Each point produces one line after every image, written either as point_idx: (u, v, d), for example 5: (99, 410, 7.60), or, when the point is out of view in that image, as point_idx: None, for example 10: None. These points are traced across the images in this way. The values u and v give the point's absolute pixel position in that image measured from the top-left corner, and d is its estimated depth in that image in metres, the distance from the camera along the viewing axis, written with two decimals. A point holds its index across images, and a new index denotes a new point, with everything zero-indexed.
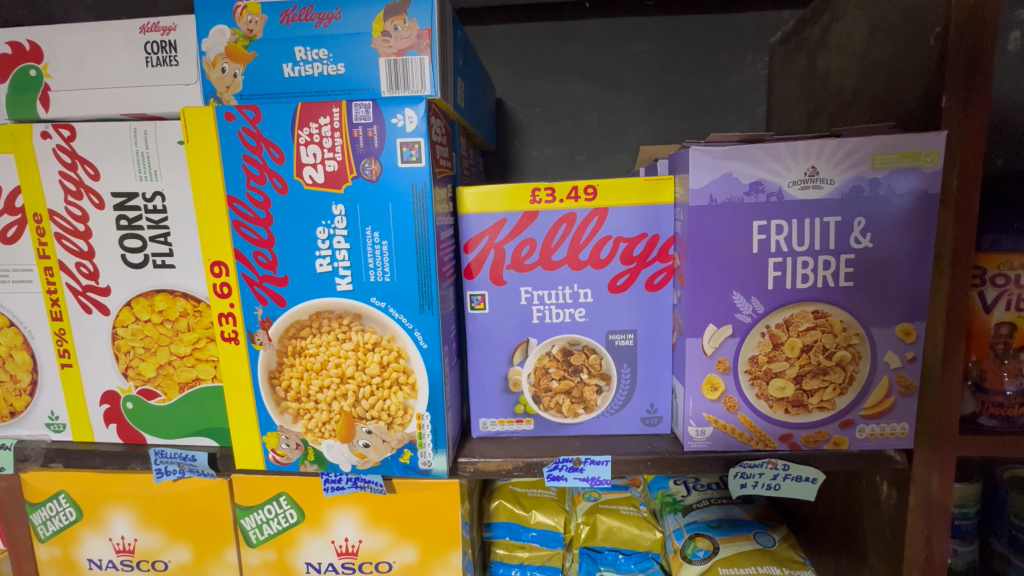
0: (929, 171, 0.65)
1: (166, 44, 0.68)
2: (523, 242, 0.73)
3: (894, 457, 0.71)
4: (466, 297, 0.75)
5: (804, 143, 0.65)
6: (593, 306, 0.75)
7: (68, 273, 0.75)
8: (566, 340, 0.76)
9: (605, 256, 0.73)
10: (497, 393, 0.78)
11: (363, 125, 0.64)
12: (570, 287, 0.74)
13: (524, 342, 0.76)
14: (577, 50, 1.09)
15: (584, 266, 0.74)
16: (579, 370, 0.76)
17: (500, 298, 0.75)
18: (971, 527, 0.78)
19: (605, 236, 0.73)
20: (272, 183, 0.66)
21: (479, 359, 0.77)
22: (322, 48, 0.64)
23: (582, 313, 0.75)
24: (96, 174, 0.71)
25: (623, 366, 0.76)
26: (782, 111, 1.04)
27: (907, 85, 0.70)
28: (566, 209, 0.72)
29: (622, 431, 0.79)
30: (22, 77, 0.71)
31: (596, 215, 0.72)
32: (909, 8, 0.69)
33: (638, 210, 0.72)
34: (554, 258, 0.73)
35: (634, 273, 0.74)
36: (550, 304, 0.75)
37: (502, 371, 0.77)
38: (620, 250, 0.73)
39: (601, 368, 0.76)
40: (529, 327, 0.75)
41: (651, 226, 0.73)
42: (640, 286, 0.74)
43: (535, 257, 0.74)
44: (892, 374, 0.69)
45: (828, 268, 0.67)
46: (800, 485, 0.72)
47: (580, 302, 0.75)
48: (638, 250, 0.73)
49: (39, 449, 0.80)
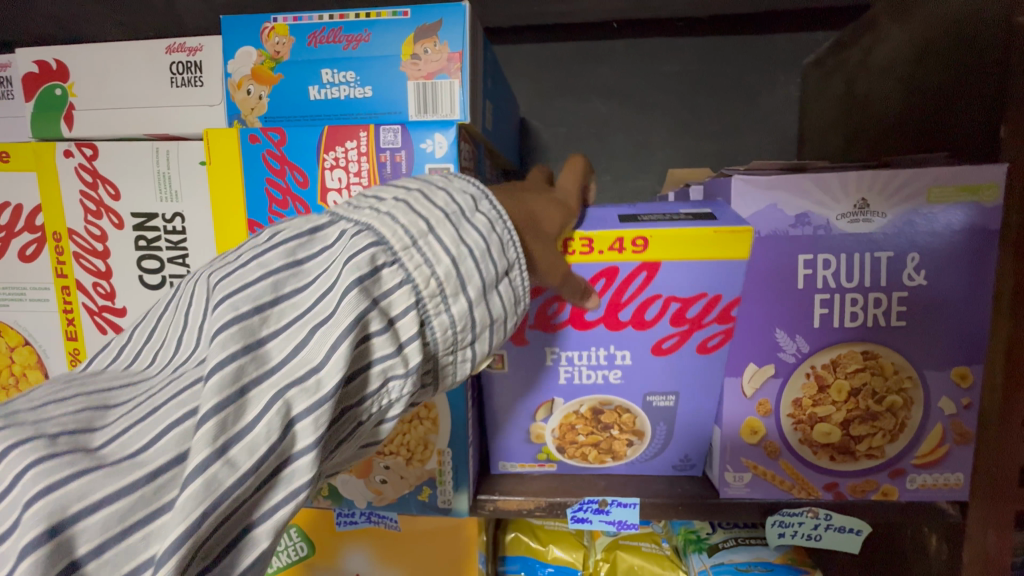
0: (987, 206, 0.60)
1: (192, 64, 0.67)
2: (549, 299, 0.64)
3: (947, 510, 0.67)
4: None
5: (855, 174, 0.61)
6: (630, 367, 0.67)
7: (85, 293, 0.75)
8: (597, 399, 0.69)
9: (651, 317, 0.64)
10: (520, 442, 0.72)
11: (391, 150, 0.61)
12: (605, 348, 0.66)
13: (548, 401, 0.69)
14: (603, 71, 1.07)
15: (623, 326, 0.64)
16: (608, 427, 0.70)
17: (523, 357, 0.67)
18: None
19: (653, 294, 0.62)
20: (295, 208, 0.63)
21: (501, 412, 0.71)
22: (350, 70, 0.62)
23: (617, 374, 0.67)
24: (117, 194, 0.70)
25: (659, 425, 0.70)
26: (816, 134, 1.00)
27: (962, 112, 0.67)
28: (606, 262, 0.60)
29: (651, 474, 0.74)
30: (47, 95, 0.71)
31: (644, 269, 0.61)
32: (962, 34, 0.66)
33: (696, 267, 0.60)
34: (588, 317, 0.64)
35: (684, 336, 0.64)
36: (580, 365, 0.67)
37: (525, 425, 0.71)
38: (670, 310, 0.63)
39: (633, 426, 0.70)
40: (554, 386, 0.68)
41: (713, 285, 0.61)
42: (691, 349, 0.65)
43: (564, 316, 0.65)
44: (946, 422, 0.65)
45: (878, 306, 0.63)
46: (842, 536, 0.69)
47: (615, 364, 0.67)
48: (692, 311, 0.62)
49: None
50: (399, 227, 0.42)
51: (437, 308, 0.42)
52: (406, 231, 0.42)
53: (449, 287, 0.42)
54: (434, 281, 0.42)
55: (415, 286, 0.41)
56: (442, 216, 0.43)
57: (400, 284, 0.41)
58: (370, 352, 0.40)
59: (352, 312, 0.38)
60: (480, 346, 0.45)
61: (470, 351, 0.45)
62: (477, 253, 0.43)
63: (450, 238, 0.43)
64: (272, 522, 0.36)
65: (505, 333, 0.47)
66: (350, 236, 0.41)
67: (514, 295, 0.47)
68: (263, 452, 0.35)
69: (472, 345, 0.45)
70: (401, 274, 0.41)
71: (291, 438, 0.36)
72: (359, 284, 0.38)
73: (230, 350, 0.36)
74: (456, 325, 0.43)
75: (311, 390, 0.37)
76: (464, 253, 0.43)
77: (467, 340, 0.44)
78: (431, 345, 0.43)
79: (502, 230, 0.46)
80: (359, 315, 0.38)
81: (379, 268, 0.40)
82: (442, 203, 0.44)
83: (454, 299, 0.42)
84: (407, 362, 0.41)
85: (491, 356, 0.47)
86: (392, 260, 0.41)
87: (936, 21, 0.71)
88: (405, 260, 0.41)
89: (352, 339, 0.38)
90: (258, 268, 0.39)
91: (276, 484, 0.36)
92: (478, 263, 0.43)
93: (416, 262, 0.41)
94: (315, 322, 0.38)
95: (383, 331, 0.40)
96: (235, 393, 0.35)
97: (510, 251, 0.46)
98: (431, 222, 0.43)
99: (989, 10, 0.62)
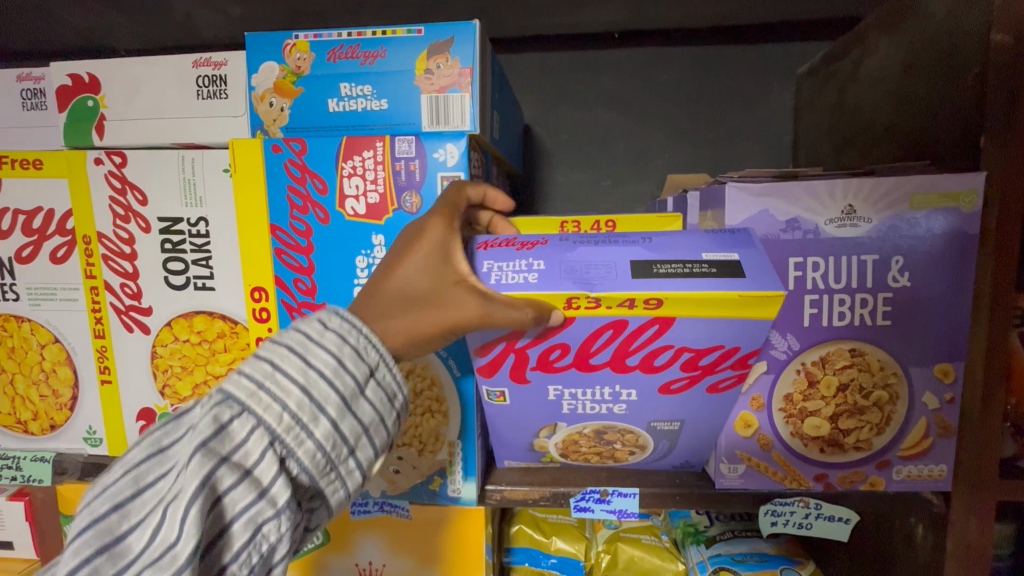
0: (967, 211, 0.64)
1: (217, 78, 0.71)
2: (552, 345, 0.58)
3: (931, 500, 0.71)
4: (484, 389, 0.64)
5: (842, 182, 0.64)
6: (636, 403, 0.63)
7: (113, 294, 0.79)
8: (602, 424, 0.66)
9: (661, 363, 0.59)
10: (521, 451, 0.73)
11: (405, 159, 0.65)
12: (611, 387, 0.61)
13: (551, 425, 0.67)
14: (605, 80, 1.11)
15: (632, 369, 0.60)
16: (611, 442, 0.70)
17: (524, 394, 0.63)
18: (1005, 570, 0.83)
19: (666, 344, 0.57)
20: (315, 214, 0.67)
21: (504, 431, 0.70)
22: (366, 84, 0.66)
23: (622, 407, 0.63)
24: (145, 200, 0.74)
25: (662, 441, 0.69)
26: (809, 141, 1.04)
27: (944, 123, 0.71)
28: (614, 316, 0.55)
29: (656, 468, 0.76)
30: (79, 107, 0.75)
31: (656, 322, 0.56)
32: (944, 49, 0.70)
33: (714, 323, 0.55)
34: (593, 361, 0.59)
35: (694, 379, 0.60)
36: (584, 399, 0.63)
37: (528, 438, 0.70)
38: (682, 358, 0.59)
39: (636, 441, 0.69)
40: (557, 416, 0.65)
41: (731, 339, 0.56)
42: (701, 390, 0.62)
43: (567, 360, 0.59)
44: (929, 416, 0.68)
45: (865, 306, 0.66)
46: (832, 525, 0.73)
47: (621, 399, 0.63)
48: (706, 359, 0.59)
49: (76, 463, 0.84)
50: (244, 378, 0.50)
51: (300, 439, 0.50)
52: (252, 378, 0.50)
53: (307, 415, 0.50)
54: (288, 415, 0.50)
55: (268, 426, 0.49)
56: (287, 352, 0.52)
57: (254, 430, 0.48)
58: (235, 503, 0.46)
59: (197, 476, 0.44)
60: (360, 453, 0.53)
61: (351, 461, 0.53)
62: (327, 372, 0.52)
63: (297, 370, 0.51)
64: None
65: (381, 431, 0.55)
66: (203, 401, 0.49)
67: (383, 396, 0.56)
68: None
69: (353, 455, 0.53)
70: (251, 422, 0.48)
71: None
72: (202, 451, 0.45)
73: (86, 554, 0.41)
74: (324, 444, 0.51)
75: (165, 568, 0.42)
76: (314, 379, 0.51)
77: (343, 453, 0.52)
78: (303, 471, 0.50)
79: (356, 339, 0.54)
80: (202, 479, 0.44)
81: (227, 424, 0.47)
82: (289, 341, 0.52)
83: (315, 423, 0.51)
84: (276, 500, 0.47)
85: (377, 456, 0.55)
86: (239, 413, 0.48)
87: (921, 36, 0.75)
88: (255, 406, 0.49)
89: (201, 503, 0.43)
90: (120, 466, 0.46)
91: None
92: (330, 382, 0.52)
93: (267, 404, 0.49)
94: (168, 499, 0.44)
95: (237, 483, 0.46)
96: None
97: (370, 355, 0.55)
98: (275, 360, 0.51)
99: (969, 28, 0.66)
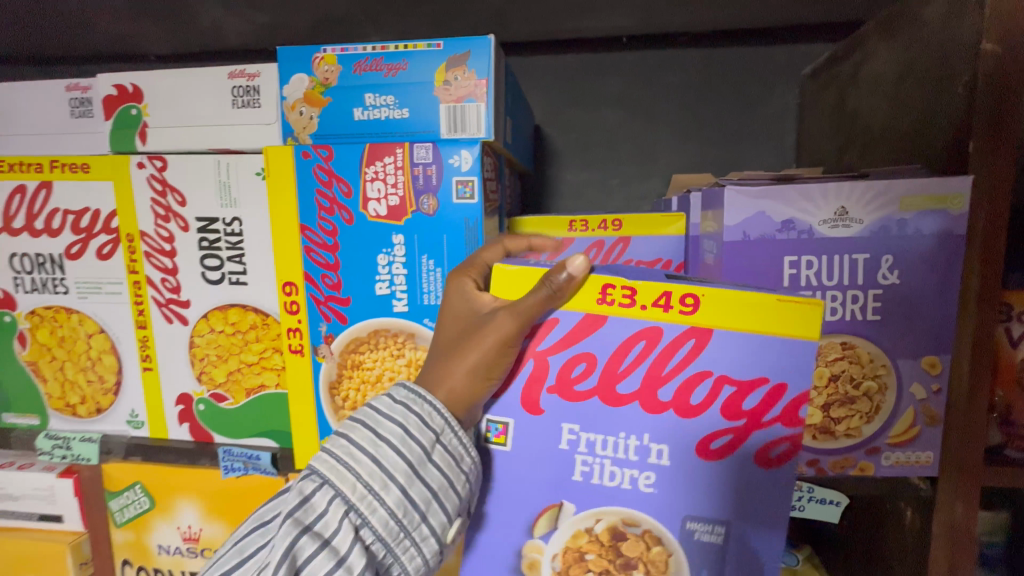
0: (955, 213, 0.67)
1: (251, 88, 0.76)
2: (576, 356, 0.58)
3: (920, 486, 0.76)
4: (486, 424, 0.61)
5: (835, 184, 0.68)
6: (665, 470, 0.57)
7: (154, 288, 0.85)
8: (621, 517, 0.58)
9: (698, 402, 0.56)
10: (508, 574, 0.61)
11: (423, 165, 0.70)
12: (637, 436, 0.57)
13: (555, 505, 0.59)
14: (613, 81, 1.15)
15: (663, 407, 0.57)
16: (631, 568, 0.58)
17: (532, 433, 0.60)
18: (997, 555, 0.86)
19: (702, 370, 0.56)
20: (340, 215, 0.72)
21: (498, 517, 0.61)
22: (389, 95, 0.71)
23: (650, 479, 0.57)
24: (184, 201, 0.80)
25: (699, 569, 0.58)
26: (812, 141, 1.07)
27: (936, 129, 0.74)
28: (649, 321, 0.56)
29: None
30: (124, 115, 0.81)
31: (692, 336, 0.55)
32: (938, 56, 0.73)
33: (751, 343, 0.55)
34: (619, 388, 0.57)
35: (738, 432, 0.56)
36: (604, 457, 0.58)
37: (518, 540, 0.60)
38: (720, 395, 0.56)
39: (664, 570, 0.58)
40: (567, 485, 0.59)
41: (770, 369, 0.55)
42: (744, 453, 0.56)
43: (591, 381, 0.58)
44: (917, 405, 0.72)
45: (856, 302, 0.71)
46: (824, 508, 0.77)
47: (648, 463, 0.57)
48: (749, 402, 0.55)
49: (121, 444, 0.93)
50: (325, 454, 0.59)
51: (373, 505, 0.57)
52: (331, 454, 0.59)
53: (378, 484, 0.57)
54: (361, 484, 0.57)
55: (344, 496, 0.57)
56: (360, 426, 0.60)
57: (331, 501, 0.57)
58: (317, 568, 0.54)
59: (285, 541, 0.54)
60: (431, 517, 0.58)
61: (424, 526, 0.58)
62: (394, 442, 0.59)
63: (367, 444, 0.58)
64: None
65: (450, 497, 0.59)
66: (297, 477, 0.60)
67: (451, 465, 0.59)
68: None
69: (425, 521, 0.58)
70: (330, 493, 0.57)
71: None
72: (289, 519, 0.55)
73: None
74: (395, 511, 0.57)
75: None
76: (381, 450, 0.58)
77: (415, 519, 0.58)
78: (379, 535, 0.57)
79: (421, 409, 0.60)
80: (289, 544, 0.54)
81: (310, 496, 0.57)
82: (361, 416, 0.60)
83: (386, 492, 0.57)
84: (353, 566, 0.55)
85: (450, 522, 0.59)
86: (320, 486, 0.57)
87: (917, 43, 0.78)
88: (333, 479, 0.57)
89: (287, 564, 0.53)
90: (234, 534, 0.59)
91: None
92: (398, 451, 0.58)
93: (342, 476, 0.57)
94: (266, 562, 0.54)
95: (318, 548, 0.55)
96: None
97: (434, 423, 0.60)
98: (349, 435, 0.59)
99: (962, 36, 0.69)
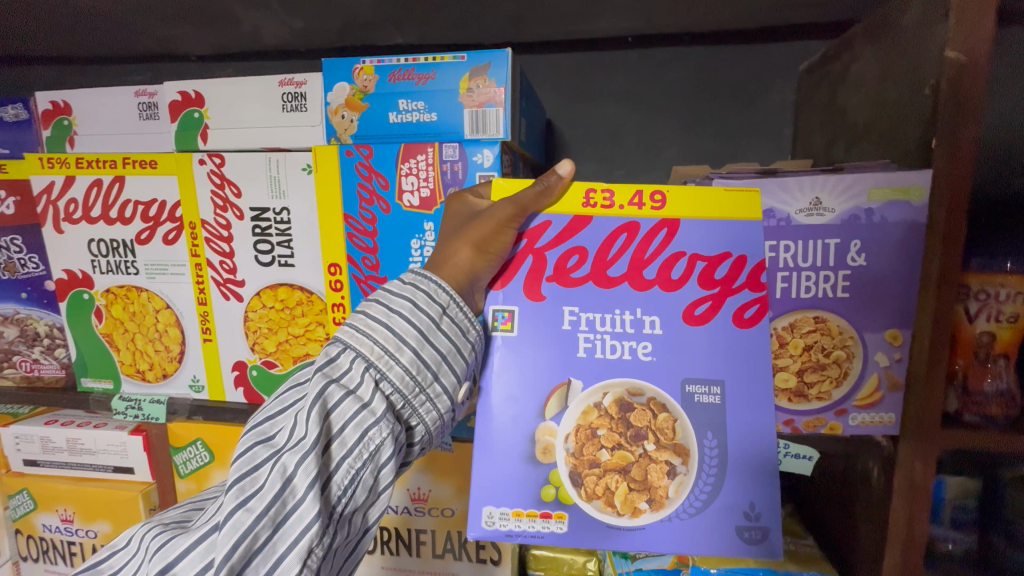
0: (917, 205, 0.77)
1: (298, 94, 0.87)
2: (570, 250, 0.74)
3: (880, 443, 0.86)
4: (491, 314, 0.75)
5: (809, 177, 0.78)
6: (660, 339, 0.74)
7: (214, 269, 0.98)
8: (627, 387, 0.74)
9: (677, 276, 0.73)
10: (529, 464, 0.74)
11: (451, 162, 0.81)
12: (631, 312, 0.74)
13: (564, 384, 0.74)
14: (619, 79, 1.23)
15: (649, 284, 0.74)
16: (642, 441, 0.73)
17: (534, 315, 0.74)
18: (969, 518, 0.94)
19: (677, 252, 0.73)
20: (378, 205, 0.84)
21: (519, 400, 0.74)
22: (420, 101, 0.82)
23: (648, 347, 0.74)
24: (239, 193, 0.92)
25: (707, 436, 0.73)
26: (805, 135, 1.16)
27: (908, 126, 0.83)
28: (628, 218, 0.73)
29: (704, 536, 0.72)
30: (187, 117, 0.92)
31: (665, 225, 0.73)
32: (911, 60, 0.82)
33: (711, 228, 0.73)
34: (611, 272, 0.74)
35: (717, 300, 0.73)
36: (604, 331, 0.74)
37: (533, 427, 0.74)
38: (697, 270, 0.73)
39: (672, 438, 0.73)
40: (572, 365, 0.74)
41: (733, 245, 0.73)
42: (727, 317, 0.73)
43: (585, 269, 0.74)
44: (881, 371, 0.82)
45: (828, 281, 0.81)
46: (797, 462, 0.87)
47: (644, 335, 0.74)
48: (720, 272, 0.73)
49: (184, 404, 1.05)
50: (348, 326, 0.72)
51: (390, 363, 0.70)
52: (353, 326, 0.71)
53: (394, 346, 0.70)
54: (379, 346, 0.70)
55: (364, 355, 0.70)
56: (375, 303, 0.72)
57: (353, 360, 0.70)
58: (344, 412, 0.66)
59: (317, 388, 0.66)
60: (441, 377, 0.72)
61: (434, 384, 0.72)
62: (405, 313, 0.71)
63: (381, 315, 0.71)
64: (295, 549, 0.60)
65: (455, 361, 0.73)
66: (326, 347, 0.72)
67: (456, 334, 0.73)
68: (269, 498, 0.61)
69: (437, 380, 0.72)
70: (353, 354, 0.70)
71: (291, 489, 0.62)
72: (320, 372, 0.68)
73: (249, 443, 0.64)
74: (409, 369, 0.71)
75: (300, 448, 0.63)
76: (393, 321, 0.71)
77: (428, 378, 0.72)
78: (398, 389, 0.70)
79: (427, 286, 0.73)
80: (320, 390, 0.66)
81: (335, 358, 0.70)
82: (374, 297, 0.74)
83: (399, 353, 0.70)
84: (376, 409, 0.67)
85: (459, 382, 0.74)
86: (343, 349, 0.70)
87: (895, 48, 0.86)
88: (354, 342, 0.70)
89: (321, 405, 0.65)
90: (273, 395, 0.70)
91: (293, 522, 0.61)
92: (409, 321, 0.71)
93: (363, 341, 0.70)
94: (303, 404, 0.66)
95: (344, 395, 0.67)
96: (251, 469, 0.63)
97: (439, 299, 0.73)
98: (365, 309, 0.72)
99: (932, 42, 0.77)
